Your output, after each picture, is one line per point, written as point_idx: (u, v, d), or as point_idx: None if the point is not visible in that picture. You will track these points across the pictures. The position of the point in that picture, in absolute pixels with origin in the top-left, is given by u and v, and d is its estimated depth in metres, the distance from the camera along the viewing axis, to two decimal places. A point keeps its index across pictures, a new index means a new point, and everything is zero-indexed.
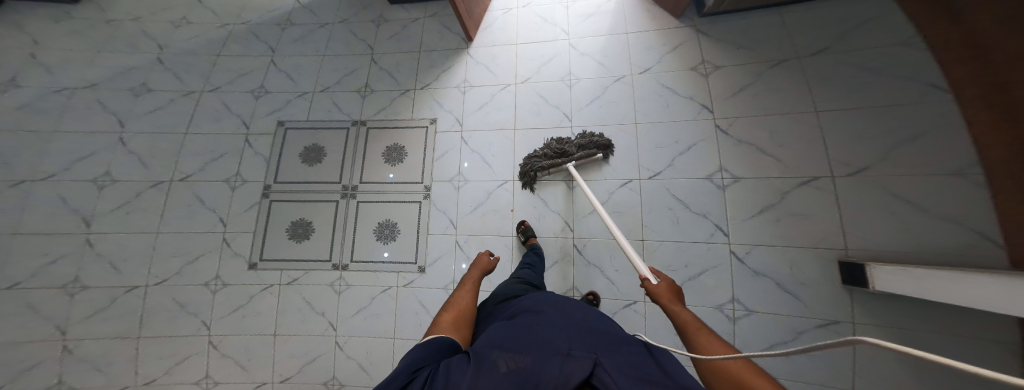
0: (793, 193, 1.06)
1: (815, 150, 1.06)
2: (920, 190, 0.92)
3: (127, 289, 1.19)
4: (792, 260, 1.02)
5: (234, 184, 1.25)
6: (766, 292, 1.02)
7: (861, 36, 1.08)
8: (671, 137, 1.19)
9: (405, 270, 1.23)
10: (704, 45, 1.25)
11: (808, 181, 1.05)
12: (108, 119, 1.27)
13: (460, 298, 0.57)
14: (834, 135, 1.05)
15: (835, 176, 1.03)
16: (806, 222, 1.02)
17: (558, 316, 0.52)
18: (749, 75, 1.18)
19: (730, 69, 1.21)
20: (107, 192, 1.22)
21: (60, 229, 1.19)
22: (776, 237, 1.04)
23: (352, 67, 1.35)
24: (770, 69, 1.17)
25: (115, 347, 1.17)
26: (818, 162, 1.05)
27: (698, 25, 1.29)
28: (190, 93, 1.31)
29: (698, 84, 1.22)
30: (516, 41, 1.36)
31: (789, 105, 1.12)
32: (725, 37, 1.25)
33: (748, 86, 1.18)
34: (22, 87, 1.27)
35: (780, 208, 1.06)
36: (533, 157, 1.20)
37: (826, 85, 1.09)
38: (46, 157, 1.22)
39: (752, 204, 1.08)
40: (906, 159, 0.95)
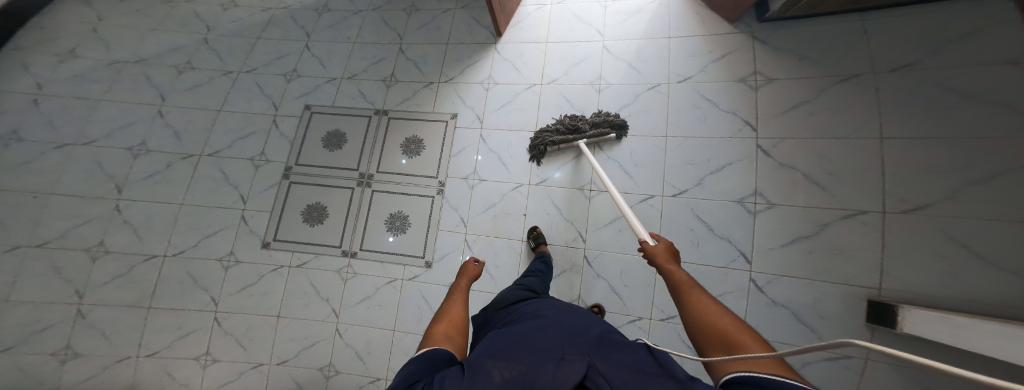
0: (835, 225, 0.99)
1: (869, 181, 0.98)
2: (978, 234, 0.85)
3: (145, 257, 1.23)
4: (814, 292, 0.97)
5: (258, 163, 1.29)
6: (782, 323, 0.98)
7: (960, 50, 0.95)
8: (705, 155, 1.15)
9: (412, 264, 1.22)
10: (760, 54, 1.18)
11: (853, 214, 0.98)
12: (151, 92, 1.35)
13: (453, 308, 0.57)
14: (894, 168, 0.96)
15: (886, 211, 0.95)
16: (841, 258, 0.97)
17: (556, 321, 0.52)
18: (807, 91, 1.10)
19: (786, 82, 1.13)
20: (141, 161, 1.28)
21: (93, 193, 1.25)
22: (800, 267, 1.00)
23: (380, 55, 1.38)
24: (838, 84, 1.07)
25: (126, 315, 1.20)
26: (868, 195, 0.98)
27: (756, 31, 1.22)
28: (228, 73, 1.38)
29: (746, 98, 1.16)
30: (546, 39, 1.36)
31: (852, 128, 1.03)
32: (788, 45, 1.17)
33: (805, 103, 1.10)
34: (80, 58, 1.37)
35: (815, 240, 1.00)
36: (545, 131, 1.23)
37: (897, 108, 1.00)
38: (90, 124, 1.30)
39: (780, 234, 1.03)
40: (974, 199, 0.86)
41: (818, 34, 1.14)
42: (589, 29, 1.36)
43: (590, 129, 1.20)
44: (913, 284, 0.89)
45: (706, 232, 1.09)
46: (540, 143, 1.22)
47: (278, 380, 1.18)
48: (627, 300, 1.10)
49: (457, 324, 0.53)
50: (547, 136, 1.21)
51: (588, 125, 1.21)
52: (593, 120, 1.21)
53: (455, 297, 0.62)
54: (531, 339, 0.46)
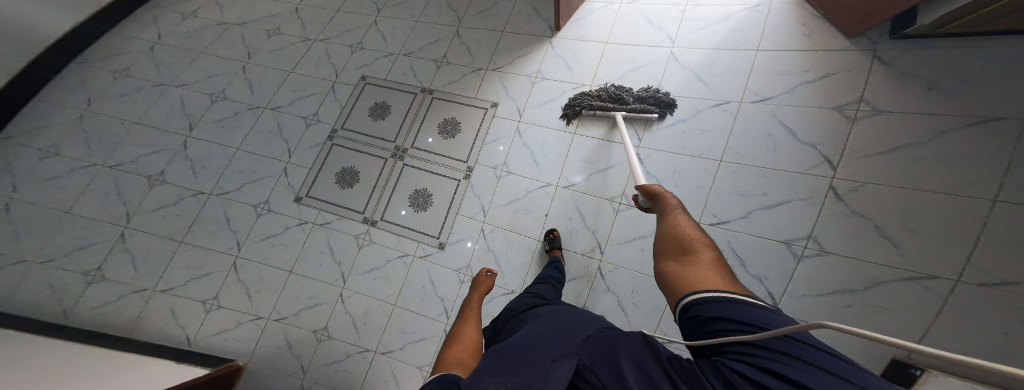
0: (890, 284, 0.85)
1: (959, 246, 0.80)
2: None
3: (194, 192, 1.33)
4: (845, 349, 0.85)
5: (310, 122, 1.40)
6: None
7: None
8: (759, 186, 1.04)
9: (425, 242, 1.21)
10: (875, 80, 1.00)
11: (920, 278, 0.82)
12: (242, 51, 1.55)
13: (467, 336, 0.54)
14: (994, 235, 0.77)
15: (960, 281, 0.78)
16: (894, 320, 0.82)
17: (553, 322, 0.44)
18: (918, 131, 0.91)
19: (896, 117, 0.95)
20: (216, 106, 1.44)
21: (168, 128, 1.41)
22: (841, 322, 0.87)
23: (437, 37, 1.49)
24: (969, 126, 0.85)
25: (158, 245, 1.28)
26: (947, 258, 0.81)
27: (880, 50, 1.02)
28: (306, 41, 1.55)
29: (837, 130, 1.01)
30: (605, 39, 1.37)
31: (957, 181, 0.83)
32: (917, 71, 0.96)
33: (912, 144, 0.91)
34: (198, 17, 1.63)
35: (860, 295, 0.87)
36: (585, 95, 1.27)
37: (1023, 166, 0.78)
38: (187, 70, 1.51)
39: (826, 283, 0.91)
40: None
41: (965, 56, 0.90)
42: (658, 33, 1.32)
43: (633, 100, 1.22)
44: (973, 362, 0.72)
45: (739, 268, 1.00)
46: (577, 103, 1.26)
47: (272, 335, 1.18)
48: (633, 322, 1.01)
49: (470, 349, 0.51)
50: (587, 99, 1.25)
51: (633, 98, 1.23)
52: (637, 93, 1.23)
53: (466, 320, 0.60)
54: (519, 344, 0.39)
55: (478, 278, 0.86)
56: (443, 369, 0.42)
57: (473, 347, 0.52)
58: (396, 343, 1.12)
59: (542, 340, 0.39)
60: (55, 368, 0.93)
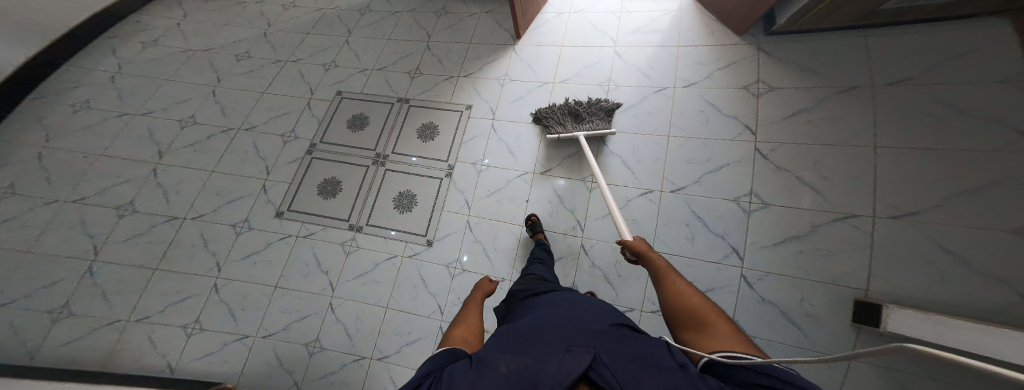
0: (825, 226, 1.02)
1: (861, 188, 1.01)
2: (968, 245, 0.84)
3: (166, 218, 1.32)
4: (804, 291, 0.98)
5: (287, 139, 1.43)
6: (774, 322, 0.98)
7: (958, 64, 0.96)
8: (704, 155, 1.21)
9: (413, 241, 1.26)
10: (765, 64, 1.25)
11: (842, 218, 1.00)
12: (210, 75, 1.57)
13: (470, 315, 0.61)
14: (888, 174, 0.98)
15: (876, 216, 0.97)
16: (831, 258, 0.98)
17: (566, 313, 0.49)
18: (810, 100, 1.14)
19: (786, 91, 1.19)
20: (187, 131, 1.45)
21: (137, 157, 1.40)
22: (794, 266, 1.01)
23: (409, 51, 1.59)
24: (837, 94, 1.11)
25: (130, 275, 1.24)
26: (861, 198, 1.00)
27: (762, 43, 1.29)
28: (278, 62, 1.60)
29: (749, 104, 1.21)
30: (560, 44, 1.53)
31: (847, 135, 1.06)
32: (790, 57, 1.23)
33: (807, 110, 1.14)
34: (162, 46, 1.65)
35: (804, 239, 1.03)
36: (550, 109, 1.33)
37: (898, 118, 1.01)
38: (154, 98, 1.51)
39: (774, 232, 1.06)
40: (960, 207, 0.87)
41: (815, 47, 1.20)
42: (603, 36, 1.50)
43: (589, 118, 1.29)
44: (906, 289, 0.88)
45: (702, 228, 1.13)
46: (543, 122, 1.33)
47: (260, 353, 1.15)
48: (620, 292, 1.11)
49: (474, 329, 0.58)
50: (551, 114, 1.31)
51: (590, 114, 1.30)
52: (593, 109, 1.30)
53: (470, 303, 0.66)
54: (537, 334, 0.43)
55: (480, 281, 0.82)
56: (448, 346, 0.50)
57: (475, 328, 0.58)
58: (393, 345, 1.13)
59: (561, 331, 0.43)
60: None
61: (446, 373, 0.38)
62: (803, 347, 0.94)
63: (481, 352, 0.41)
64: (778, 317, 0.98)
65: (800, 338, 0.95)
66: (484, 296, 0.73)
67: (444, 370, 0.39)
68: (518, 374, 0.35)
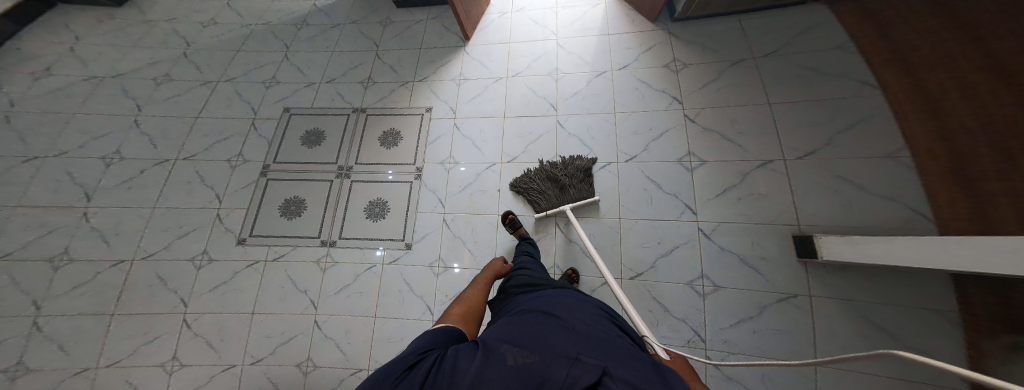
0: (753, 173, 1.17)
1: (770, 137, 1.19)
2: (864, 171, 1.05)
3: (113, 263, 1.23)
4: (752, 235, 1.12)
5: (236, 163, 1.37)
6: (733, 270, 1.09)
7: (808, 40, 1.27)
8: (647, 125, 1.33)
9: (393, 247, 1.30)
10: (677, 45, 1.42)
11: (765, 164, 1.17)
12: (128, 104, 1.42)
13: (472, 296, 0.70)
14: (791, 123, 1.19)
15: (787, 159, 1.16)
16: (762, 200, 1.14)
17: (570, 321, 0.50)
18: (713, 71, 1.34)
19: (698, 66, 1.36)
20: (115, 167, 1.33)
21: (61, 202, 1.27)
22: (738, 214, 1.15)
23: (357, 62, 1.54)
24: (735, 65, 1.32)
25: (83, 327, 1.17)
26: (772, 146, 1.19)
27: (671, 28, 1.46)
28: (208, 83, 1.48)
29: (670, 79, 1.37)
30: (508, 40, 1.55)
31: (750, 97, 1.26)
32: (695, 39, 1.41)
33: (716, 79, 1.32)
34: (57, 75, 1.46)
35: (741, 188, 1.17)
36: (530, 178, 1.28)
37: (783, 80, 1.25)
38: (64, 135, 1.36)
39: (717, 185, 1.20)
40: (846, 144, 1.10)
41: (709, 30, 1.42)
42: (545, 30, 1.55)
43: (570, 184, 1.25)
44: (822, 219, 1.06)
45: (657, 190, 1.24)
46: (526, 196, 1.28)
47: (252, 380, 1.15)
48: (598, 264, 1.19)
49: (473, 310, 0.66)
50: (532, 183, 1.27)
51: (571, 179, 1.26)
52: (571, 173, 1.26)
53: (475, 287, 0.76)
54: (544, 338, 0.44)
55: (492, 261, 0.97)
56: (447, 320, 0.60)
57: (478, 307, 0.68)
58: (388, 351, 1.17)
59: (568, 339, 0.44)
60: None
61: (451, 356, 0.41)
62: (767, 289, 1.05)
63: (486, 345, 0.43)
64: (737, 263, 1.10)
65: (763, 281, 1.06)
66: (492, 277, 0.86)
67: (448, 354, 0.41)
68: (524, 370, 0.36)
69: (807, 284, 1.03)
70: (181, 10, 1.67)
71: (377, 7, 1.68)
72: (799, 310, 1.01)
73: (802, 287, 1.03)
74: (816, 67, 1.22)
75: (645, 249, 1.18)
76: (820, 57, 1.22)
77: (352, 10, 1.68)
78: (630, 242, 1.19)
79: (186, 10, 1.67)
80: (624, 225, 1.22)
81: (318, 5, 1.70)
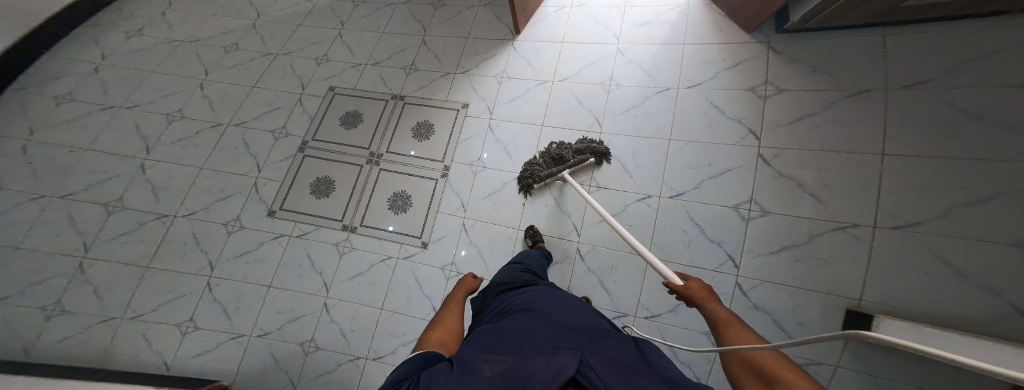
0: (824, 236, 1.03)
1: (864, 197, 1.02)
2: (973, 257, 0.85)
3: (156, 215, 1.29)
4: (796, 299, 1.01)
5: (279, 136, 1.39)
6: (763, 328, 1.02)
7: (975, 71, 0.95)
8: (705, 160, 1.21)
9: (408, 242, 1.25)
10: (771, 65, 1.24)
11: (845, 227, 1.02)
12: (198, 67, 1.52)
13: (449, 318, 0.59)
14: (892, 183, 0.99)
15: (876, 226, 0.98)
16: (829, 268, 1.00)
17: (544, 315, 0.51)
18: (816, 103, 1.15)
19: (793, 93, 1.19)
20: (175, 126, 1.41)
21: (125, 151, 1.37)
22: (789, 275, 1.04)
23: (404, 46, 1.52)
24: (848, 97, 1.11)
25: (121, 274, 1.23)
26: (861, 208, 1.01)
27: (773, 42, 1.28)
28: (268, 55, 1.54)
29: (754, 107, 1.21)
30: (562, 40, 1.46)
31: (853, 141, 1.07)
32: (802, 58, 1.22)
33: (813, 114, 1.14)
34: (147, 35, 1.60)
35: (802, 248, 1.05)
36: (533, 164, 1.24)
37: (902, 125, 1.02)
38: (139, 91, 1.47)
39: (773, 242, 1.08)
40: (968, 219, 0.88)
41: (827, 46, 1.20)
42: (605, 33, 1.44)
43: (574, 159, 1.22)
44: (898, 298, 0.91)
45: (699, 234, 1.15)
46: (527, 174, 1.23)
47: (255, 353, 1.18)
48: (615, 297, 1.12)
49: (452, 333, 0.56)
50: (535, 168, 1.23)
51: (572, 153, 1.24)
52: (575, 150, 1.24)
53: (450, 307, 0.63)
54: (520, 337, 0.44)
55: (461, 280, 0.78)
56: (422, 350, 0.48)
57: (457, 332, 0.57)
58: (387, 346, 1.14)
59: (544, 335, 0.45)
60: None
61: (421, 376, 0.37)
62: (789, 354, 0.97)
63: (464, 357, 0.40)
64: (770, 324, 1.02)
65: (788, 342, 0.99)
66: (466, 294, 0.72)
67: (423, 374, 0.37)
68: (505, 375, 0.34)
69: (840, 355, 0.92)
70: None
71: None
72: (817, 379, 0.93)
73: (832, 356, 0.93)
74: (967, 112, 0.94)
75: None
76: (978, 96, 0.93)
77: None
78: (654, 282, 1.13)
79: None
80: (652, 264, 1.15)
81: None
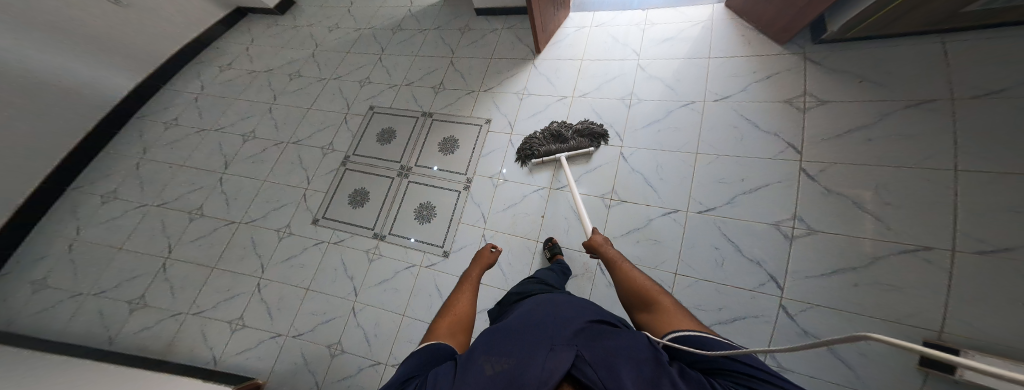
0: (888, 259, 0.91)
1: (934, 216, 0.89)
2: None
3: (225, 222, 1.48)
4: (855, 327, 0.89)
5: (326, 151, 1.56)
6: (813, 359, 0.90)
7: None
8: (738, 173, 1.13)
9: (431, 252, 1.29)
10: (813, 75, 1.16)
11: (914, 250, 0.89)
12: (268, 94, 1.78)
13: (461, 302, 0.59)
14: (970, 203, 0.86)
15: (956, 250, 0.85)
16: (896, 295, 0.88)
17: (546, 310, 0.50)
18: (869, 115, 1.04)
19: (839, 104, 1.09)
20: (247, 143, 1.64)
21: (208, 165, 1.61)
22: (846, 300, 0.92)
23: (434, 67, 1.66)
24: (908, 108, 0.99)
25: (193, 273, 1.41)
26: (934, 229, 0.88)
27: (809, 52, 1.20)
28: (322, 80, 1.77)
29: (793, 119, 1.13)
30: (582, 57, 1.51)
31: (919, 155, 0.95)
32: (848, 68, 1.12)
33: (864, 127, 1.03)
34: (233, 69, 1.91)
35: (861, 272, 0.92)
36: (532, 138, 1.32)
37: (983, 136, 0.89)
38: (224, 115, 1.75)
39: (824, 262, 0.97)
40: None
41: (877, 55, 1.09)
42: (625, 49, 1.47)
43: (572, 138, 1.29)
44: (988, 333, 0.77)
45: (734, 251, 1.06)
46: (525, 148, 1.31)
47: (290, 353, 1.25)
48: None
49: (462, 320, 0.55)
50: (535, 142, 1.30)
51: (572, 133, 1.31)
52: (575, 129, 1.31)
53: (463, 290, 0.63)
54: (522, 334, 0.43)
55: (481, 252, 0.83)
56: (431, 341, 0.49)
57: (468, 319, 0.56)
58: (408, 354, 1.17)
59: (544, 329, 0.44)
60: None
61: (429, 378, 0.38)
62: (850, 388, 0.86)
63: (467, 356, 0.41)
64: (822, 354, 0.90)
65: (851, 376, 0.86)
66: (481, 272, 0.73)
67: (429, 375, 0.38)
68: (503, 379, 0.34)
69: None
70: (318, 18, 2.04)
71: (460, 14, 1.80)
72: None
73: None
74: None
75: (701, 313, 1.03)
76: None
77: (438, 17, 1.82)
78: (685, 302, 1.05)
79: (322, 18, 2.04)
80: (680, 282, 1.08)
81: (413, 12, 1.89)
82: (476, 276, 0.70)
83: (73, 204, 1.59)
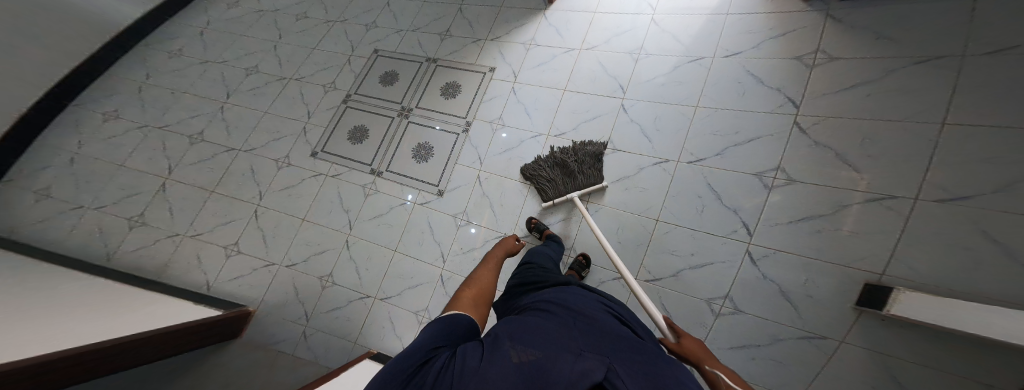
0: (855, 207, 0.94)
1: (905, 167, 0.91)
2: None
3: (224, 150, 1.51)
4: (811, 270, 0.93)
5: (328, 90, 1.59)
6: (768, 298, 0.95)
7: None
8: (733, 126, 1.16)
9: (425, 191, 1.32)
10: (829, 32, 1.14)
11: (881, 198, 0.91)
12: (274, 32, 1.80)
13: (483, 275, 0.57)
14: (946, 156, 0.86)
15: (919, 199, 0.86)
16: (855, 241, 0.91)
17: (590, 325, 0.38)
18: (874, 71, 1.03)
19: (848, 61, 1.08)
20: (249, 77, 1.67)
21: (209, 96, 1.64)
22: (810, 246, 0.95)
23: (441, 14, 1.68)
24: (911, 65, 0.98)
25: (189, 196, 1.44)
26: (906, 180, 0.90)
27: (833, 9, 1.16)
28: (328, 23, 1.79)
29: (799, 75, 1.14)
30: (592, 11, 1.53)
31: (909, 110, 0.94)
32: (867, 24, 1.09)
33: (866, 82, 1.03)
34: (241, 7, 1.93)
35: (828, 219, 0.96)
36: (538, 170, 1.18)
37: (980, 92, 0.87)
38: (228, 51, 1.77)
39: (795, 210, 1.00)
40: None
41: (902, 10, 1.05)
42: (641, 3, 1.48)
43: (580, 170, 1.16)
44: (934, 277, 0.79)
45: (715, 201, 1.10)
46: (535, 184, 1.19)
47: (282, 281, 1.29)
48: None
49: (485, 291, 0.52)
50: (539, 173, 1.17)
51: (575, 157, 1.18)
52: (581, 158, 1.18)
53: (486, 267, 0.62)
54: (554, 336, 0.33)
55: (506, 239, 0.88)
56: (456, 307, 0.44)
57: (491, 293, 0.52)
58: (394, 288, 1.21)
59: (582, 341, 0.33)
60: (99, 294, 1.09)
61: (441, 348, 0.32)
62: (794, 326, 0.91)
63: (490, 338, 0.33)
64: (777, 294, 0.95)
65: (796, 317, 0.91)
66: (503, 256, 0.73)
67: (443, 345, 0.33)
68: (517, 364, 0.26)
69: (846, 329, 0.85)
70: None
71: None
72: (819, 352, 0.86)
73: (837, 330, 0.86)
74: None
75: (674, 257, 1.08)
76: None
77: None
78: (660, 246, 1.10)
79: None
80: (658, 228, 1.12)
81: None
82: (498, 258, 0.70)
83: (73, 124, 1.61)
